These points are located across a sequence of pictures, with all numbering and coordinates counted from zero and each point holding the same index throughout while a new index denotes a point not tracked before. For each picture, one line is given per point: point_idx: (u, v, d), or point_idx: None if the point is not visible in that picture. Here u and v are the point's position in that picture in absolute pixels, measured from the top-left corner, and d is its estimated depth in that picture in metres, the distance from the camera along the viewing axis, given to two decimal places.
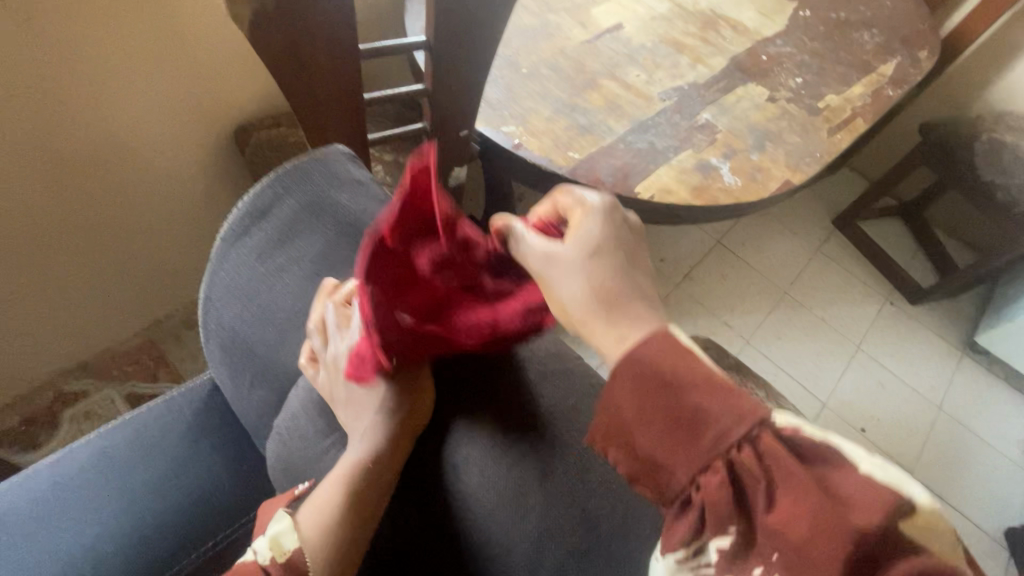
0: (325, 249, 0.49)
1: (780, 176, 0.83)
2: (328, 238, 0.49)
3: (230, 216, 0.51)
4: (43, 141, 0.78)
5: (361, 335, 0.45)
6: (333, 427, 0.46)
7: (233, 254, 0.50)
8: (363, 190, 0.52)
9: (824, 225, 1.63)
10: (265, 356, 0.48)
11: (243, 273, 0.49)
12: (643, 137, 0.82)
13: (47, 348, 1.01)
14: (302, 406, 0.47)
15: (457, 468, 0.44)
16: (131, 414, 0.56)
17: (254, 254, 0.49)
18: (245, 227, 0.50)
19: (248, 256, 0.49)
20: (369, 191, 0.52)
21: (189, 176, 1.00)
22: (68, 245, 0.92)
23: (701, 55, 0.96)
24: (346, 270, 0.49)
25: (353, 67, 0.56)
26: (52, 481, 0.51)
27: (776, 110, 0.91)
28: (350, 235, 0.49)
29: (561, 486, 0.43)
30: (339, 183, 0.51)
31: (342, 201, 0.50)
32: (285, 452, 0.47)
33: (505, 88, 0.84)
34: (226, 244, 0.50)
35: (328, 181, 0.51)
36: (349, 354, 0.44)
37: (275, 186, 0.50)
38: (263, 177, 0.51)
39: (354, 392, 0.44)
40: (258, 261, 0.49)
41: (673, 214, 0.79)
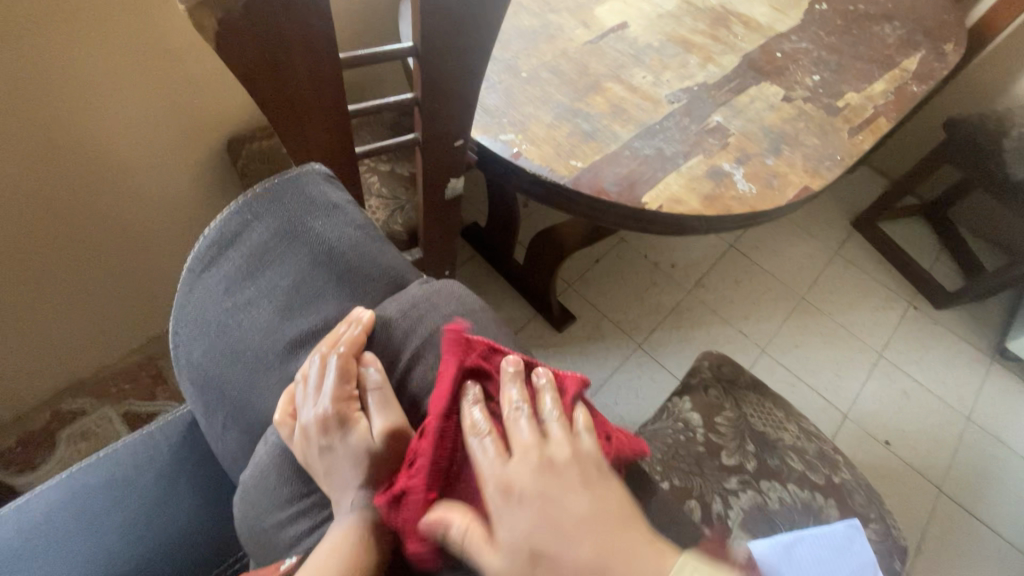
0: (299, 279, 0.46)
1: (798, 181, 0.78)
2: (302, 270, 0.46)
3: (198, 245, 0.48)
4: (30, 162, 0.76)
5: (335, 403, 0.41)
6: (309, 486, 0.43)
7: (201, 286, 0.46)
8: (338, 214, 0.49)
9: (842, 227, 1.57)
10: (237, 396, 0.45)
11: (212, 307, 0.46)
12: (650, 143, 0.77)
13: (43, 368, 1.00)
14: (275, 461, 0.43)
15: (437, 544, 0.39)
16: (105, 451, 0.53)
17: (222, 286, 0.46)
18: (213, 257, 0.47)
19: (217, 288, 0.46)
20: (344, 215, 0.49)
21: (182, 190, 0.98)
22: (60, 265, 0.90)
23: (712, 53, 0.91)
24: (321, 305, 0.46)
25: (334, 75, 0.52)
26: (19, 528, 0.48)
27: (793, 111, 0.86)
28: (326, 264, 0.46)
29: (548, 560, 0.38)
30: (313, 207, 0.48)
31: (316, 228, 0.47)
32: (258, 510, 0.43)
33: (504, 93, 0.79)
34: (193, 274, 0.47)
35: (301, 205, 0.48)
36: (323, 420, 0.41)
37: (245, 212, 0.47)
38: (231, 203, 0.48)
39: (329, 463, 0.41)
40: (228, 294, 0.46)
41: (683, 225, 0.75)
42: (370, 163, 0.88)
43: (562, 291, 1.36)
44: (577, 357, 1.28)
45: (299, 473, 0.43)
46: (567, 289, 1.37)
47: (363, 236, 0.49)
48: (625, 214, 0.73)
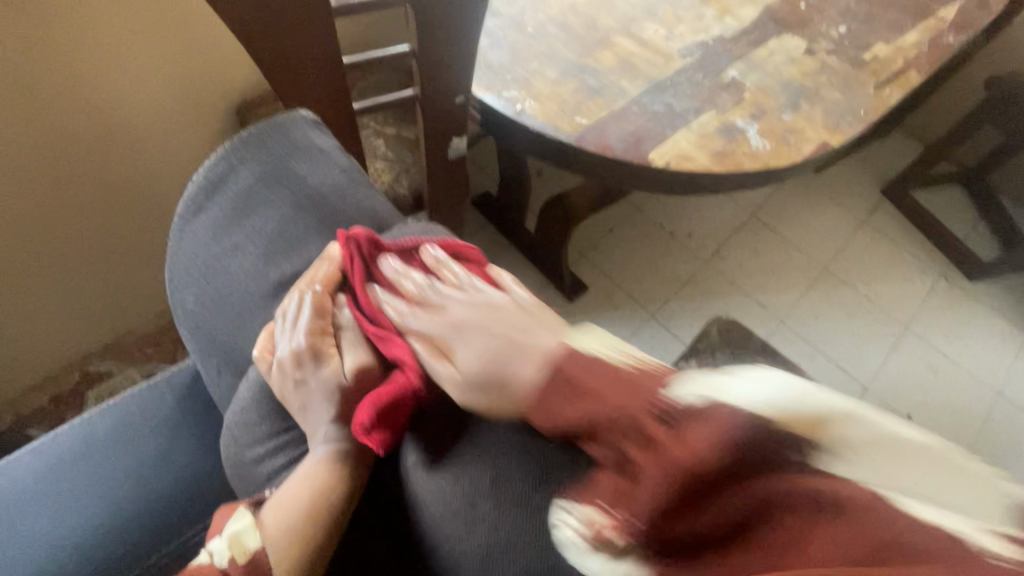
0: (283, 220, 0.49)
1: (816, 138, 0.74)
2: (285, 212, 0.50)
3: (186, 192, 0.51)
4: (47, 133, 0.77)
5: (308, 337, 0.46)
6: (289, 424, 0.47)
7: (190, 230, 0.50)
8: (321, 158, 0.52)
9: (870, 195, 1.50)
10: (225, 337, 0.48)
11: (200, 249, 0.49)
12: (659, 99, 0.74)
13: (68, 332, 1.04)
14: (254, 400, 0.47)
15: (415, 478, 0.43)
16: (114, 399, 0.56)
17: (211, 231, 0.49)
18: (201, 201, 0.50)
19: (204, 230, 0.49)
20: (328, 160, 0.52)
21: (193, 158, 0.99)
22: (81, 234, 0.92)
23: (730, 5, 0.87)
24: (306, 246, 0.49)
25: (326, 26, 0.52)
26: (33, 466, 0.51)
27: (814, 65, 0.81)
28: (308, 205, 0.50)
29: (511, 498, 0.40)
30: (297, 153, 0.52)
31: (299, 171, 0.51)
32: (238, 445, 0.47)
33: (508, 50, 0.77)
34: (183, 221, 0.50)
35: (285, 150, 0.51)
36: (296, 356, 0.45)
37: (230, 159, 0.51)
38: (218, 148, 0.52)
39: (304, 396, 0.45)
40: (214, 236, 0.49)
41: (690, 184, 0.72)
42: (375, 124, 0.87)
43: (574, 260, 1.35)
44: (588, 327, 1.27)
45: (278, 411, 0.47)
46: (579, 258, 1.35)
47: (346, 180, 0.52)
48: (631, 174, 0.71)
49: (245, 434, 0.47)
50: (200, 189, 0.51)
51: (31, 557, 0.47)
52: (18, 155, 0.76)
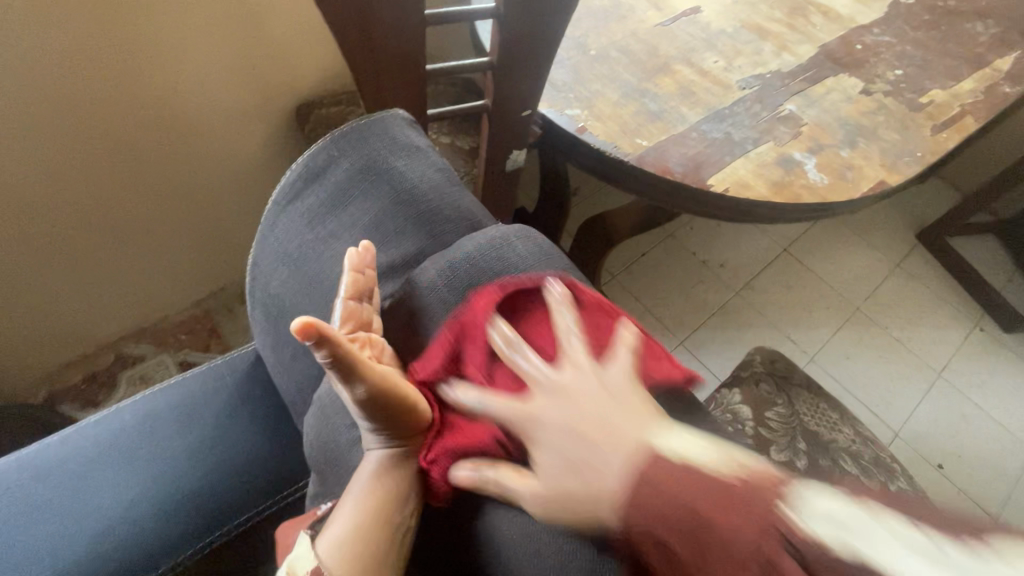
0: (379, 214, 0.51)
1: (874, 176, 0.74)
2: (381, 207, 0.51)
3: (285, 179, 0.53)
4: (105, 111, 0.79)
5: None
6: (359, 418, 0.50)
7: (285, 218, 0.52)
8: (418, 155, 0.54)
9: (905, 239, 1.49)
10: None
11: (294, 238, 0.52)
12: (719, 127, 0.76)
13: (109, 312, 1.06)
14: (332, 396, 0.50)
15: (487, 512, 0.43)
16: (179, 377, 0.57)
17: (306, 218, 0.52)
18: (300, 189, 0.52)
19: (301, 220, 0.52)
20: (425, 158, 0.54)
21: (248, 154, 1.01)
22: (135, 215, 0.95)
23: (788, 42, 0.88)
24: (401, 241, 0.51)
25: (419, 33, 0.54)
26: (96, 438, 0.51)
27: (871, 104, 0.82)
28: (404, 202, 0.51)
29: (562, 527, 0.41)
30: (396, 148, 0.53)
31: (397, 166, 0.52)
32: (320, 432, 0.51)
33: (571, 70, 0.79)
34: (278, 206, 0.53)
35: (385, 145, 0.53)
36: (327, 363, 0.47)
37: (330, 150, 0.53)
38: (321, 138, 0.53)
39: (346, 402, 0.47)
40: (309, 226, 0.52)
41: (747, 211, 0.73)
42: (432, 134, 0.89)
43: (606, 282, 1.35)
44: None
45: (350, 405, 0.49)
46: (611, 280, 1.35)
47: (442, 179, 0.54)
48: (687, 197, 0.72)
49: (325, 433, 0.50)
50: (299, 177, 0.53)
51: (86, 529, 0.48)
52: (79, 128, 0.79)
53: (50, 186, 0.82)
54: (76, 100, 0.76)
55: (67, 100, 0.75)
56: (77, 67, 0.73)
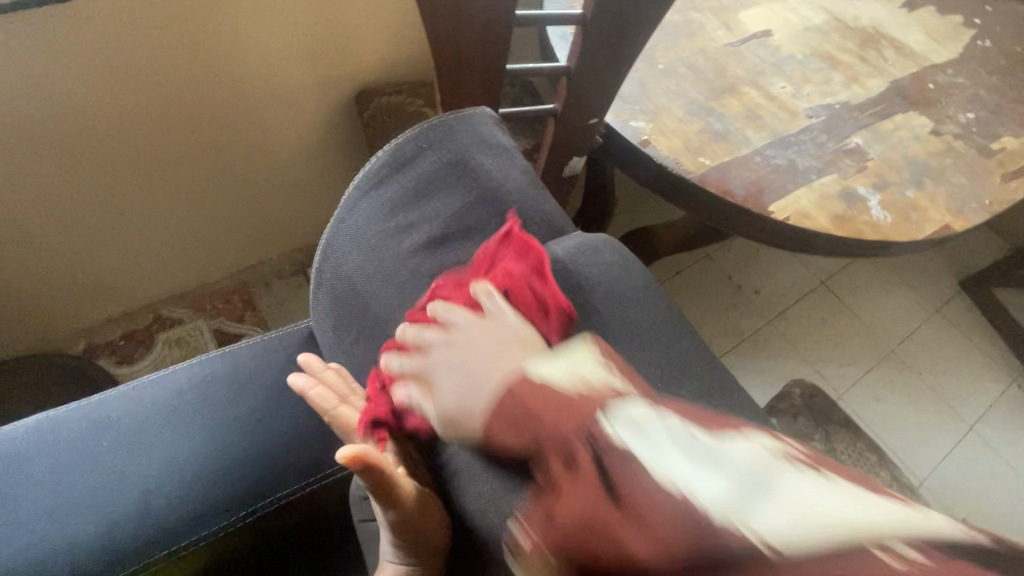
0: (462, 208, 0.52)
1: (939, 220, 0.73)
2: (464, 202, 0.53)
3: (369, 166, 0.55)
4: (177, 80, 0.82)
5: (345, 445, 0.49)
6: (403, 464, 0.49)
7: (367, 203, 0.54)
8: (503, 155, 0.55)
9: (947, 285, 1.46)
10: (375, 310, 0.52)
11: (374, 224, 0.53)
12: (783, 153, 0.75)
13: (154, 275, 1.09)
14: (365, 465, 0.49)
15: None
16: (229, 349, 0.59)
17: (387, 206, 0.53)
18: (385, 176, 0.54)
19: (382, 207, 0.53)
20: (509, 158, 0.56)
21: (303, 135, 1.03)
22: (190, 183, 0.97)
23: (858, 74, 0.87)
24: (480, 237, 0.52)
25: (506, 31, 0.55)
26: (154, 399, 0.54)
27: (940, 146, 0.80)
28: (488, 198, 0.53)
29: None
30: (482, 146, 0.55)
31: (483, 164, 0.54)
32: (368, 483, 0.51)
33: (638, 82, 0.79)
34: (360, 191, 0.55)
35: (473, 142, 0.54)
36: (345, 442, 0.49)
37: (418, 141, 0.54)
38: (408, 130, 0.55)
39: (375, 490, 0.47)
40: (389, 214, 0.53)
41: (804, 241, 0.72)
42: None
43: None
44: None
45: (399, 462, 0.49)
46: None
47: (525, 180, 0.55)
48: (746, 220, 0.72)
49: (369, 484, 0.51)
50: (384, 165, 0.54)
51: (137, 484, 0.50)
52: (149, 94, 0.81)
53: (117, 148, 0.85)
54: (151, 67, 0.78)
55: (143, 65, 0.77)
56: (155, 35, 0.75)
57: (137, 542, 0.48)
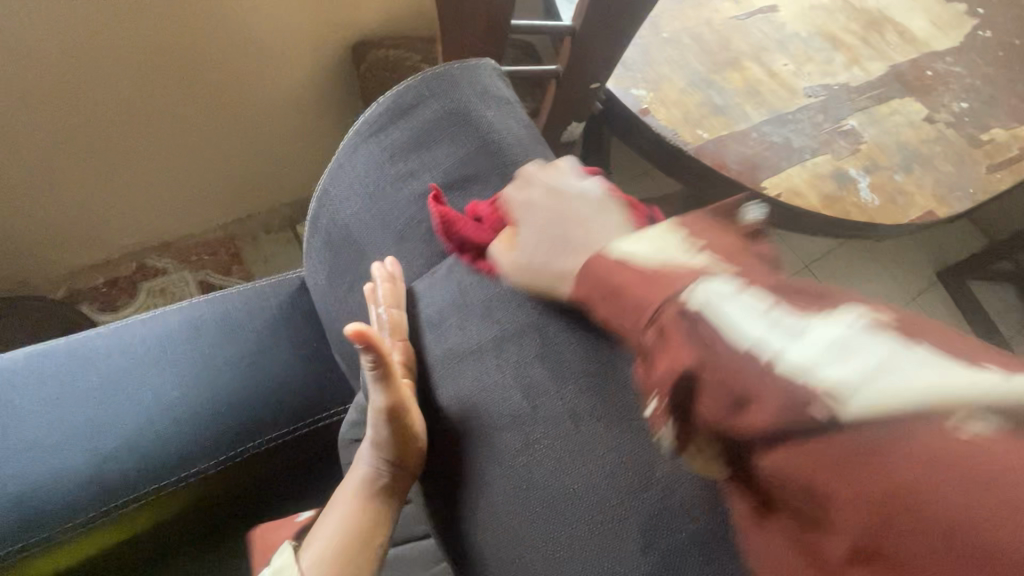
0: (461, 157, 0.52)
1: (923, 205, 0.74)
2: (463, 152, 0.52)
3: (370, 112, 0.55)
4: (167, 18, 0.78)
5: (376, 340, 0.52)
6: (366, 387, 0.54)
7: (365, 150, 0.54)
8: (505, 109, 0.54)
9: (925, 275, 1.50)
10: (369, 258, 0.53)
11: (371, 171, 0.53)
12: (780, 131, 0.75)
13: (139, 225, 1.07)
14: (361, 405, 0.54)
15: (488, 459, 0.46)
16: (220, 293, 0.60)
17: (386, 154, 0.53)
18: (385, 124, 0.54)
19: (380, 155, 0.53)
20: (511, 112, 0.55)
21: (296, 84, 1.00)
22: (178, 129, 0.94)
23: (859, 55, 0.87)
24: (477, 187, 0.51)
25: None
26: (145, 338, 0.55)
27: (932, 133, 0.81)
28: (488, 149, 0.52)
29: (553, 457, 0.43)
30: (485, 98, 0.54)
31: (485, 116, 0.53)
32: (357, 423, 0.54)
33: (641, 49, 0.78)
34: (359, 139, 0.54)
35: (475, 93, 0.53)
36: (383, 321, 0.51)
37: (420, 89, 0.53)
38: (409, 78, 0.54)
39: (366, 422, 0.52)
40: (388, 161, 0.53)
41: (793, 219, 0.73)
42: None
43: None
44: None
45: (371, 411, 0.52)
46: None
47: (526, 134, 0.54)
48: (739, 195, 0.73)
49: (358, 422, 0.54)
50: (384, 112, 0.54)
51: (129, 419, 0.52)
52: (137, 31, 0.77)
53: (101, 91, 0.82)
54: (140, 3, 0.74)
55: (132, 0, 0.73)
56: None
57: (131, 473, 0.50)
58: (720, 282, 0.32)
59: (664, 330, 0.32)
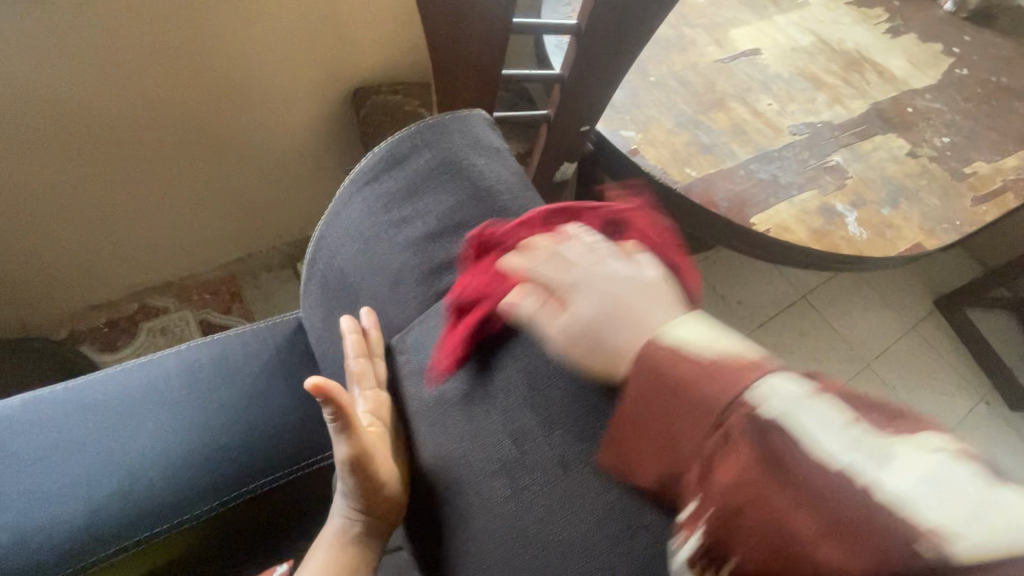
0: (452, 204, 0.53)
1: (911, 238, 0.76)
2: (455, 200, 0.53)
3: (366, 162, 0.57)
4: (173, 67, 0.82)
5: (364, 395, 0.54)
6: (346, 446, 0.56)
7: (362, 197, 0.56)
8: (496, 157, 0.56)
9: (922, 303, 1.50)
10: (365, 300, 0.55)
11: (367, 218, 0.55)
12: (766, 168, 0.77)
13: (142, 265, 1.09)
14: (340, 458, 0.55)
15: (473, 508, 0.45)
16: (219, 335, 0.61)
17: (381, 201, 0.55)
18: (380, 173, 0.56)
19: (376, 202, 0.55)
20: (502, 159, 0.56)
21: (298, 128, 1.03)
22: (184, 173, 0.98)
23: (841, 94, 0.90)
24: (469, 234, 0.53)
25: (502, 37, 0.57)
26: (143, 380, 0.56)
27: (916, 167, 0.84)
28: (477, 196, 0.53)
29: (538, 503, 0.42)
30: (476, 147, 0.56)
31: (476, 164, 0.54)
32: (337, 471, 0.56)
33: (629, 92, 0.81)
34: (356, 186, 0.57)
35: (467, 142, 0.55)
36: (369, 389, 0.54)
37: (414, 139, 0.55)
38: (404, 128, 0.56)
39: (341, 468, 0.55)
40: (382, 208, 0.55)
41: (783, 253, 0.75)
42: None
43: None
44: None
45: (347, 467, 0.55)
46: None
47: (516, 180, 0.55)
48: (729, 231, 0.74)
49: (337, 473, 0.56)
50: (379, 161, 0.56)
51: (124, 462, 0.52)
52: (146, 80, 0.81)
53: (108, 136, 0.85)
54: (148, 54, 0.78)
55: (140, 51, 0.77)
56: (156, 24, 0.76)
57: (122, 519, 0.50)
58: (790, 385, 0.31)
59: (730, 436, 0.31)
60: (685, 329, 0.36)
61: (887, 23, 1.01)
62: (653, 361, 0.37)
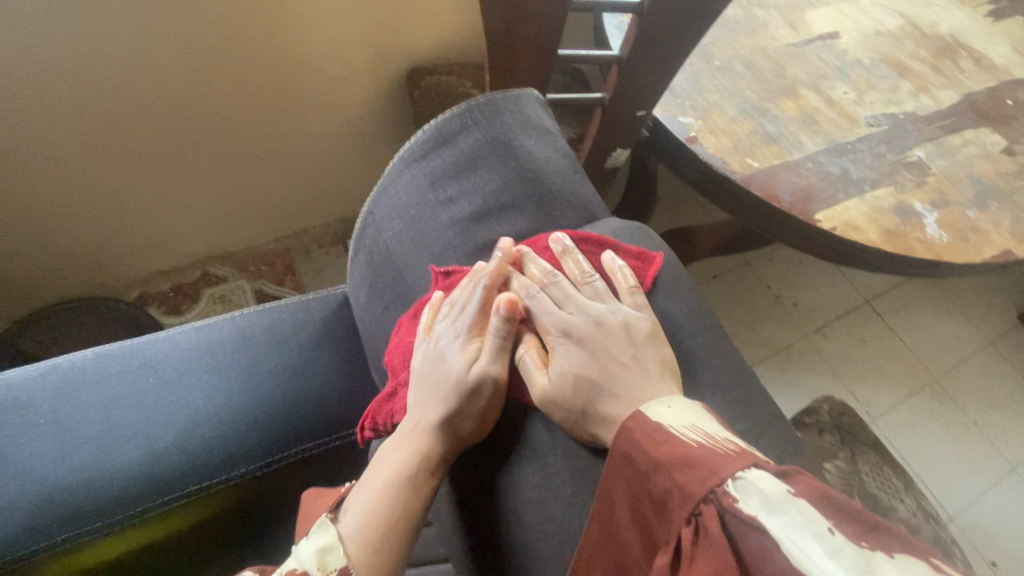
0: (503, 183, 0.54)
1: (1000, 243, 0.69)
2: (505, 179, 0.54)
3: (413, 138, 0.57)
4: (240, 48, 0.84)
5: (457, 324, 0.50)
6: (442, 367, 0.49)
7: (410, 174, 0.56)
8: (545, 137, 0.57)
9: (1005, 317, 1.37)
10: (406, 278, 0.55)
11: (414, 195, 0.55)
12: (837, 161, 0.72)
13: (206, 235, 1.15)
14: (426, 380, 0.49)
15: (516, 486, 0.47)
16: (270, 305, 0.63)
17: (428, 179, 0.55)
18: (428, 150, 0.56)
19: (424, 180, 0.55)
20: (550, 139, 0.58)
21: (353, 108, 1.05)
22: (246, 149, 1.02)
23: (929, 84, 0.82)
24: (519, 215, 0.54)
25: (559, 15, 0.55)
26: (199, 343, 0.59)
27: (1012, 166, 0.75)
28: (528, 177, 0.54)
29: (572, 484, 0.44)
30: (526, 127, 0.57)
31: (527, 144, 0.56)
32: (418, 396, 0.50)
33: (691, 77, 0.77)
34: (403, 163, 0.57)
35: (517, 122, 0.56)
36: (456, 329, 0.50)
37: (464, 117, 0.56)
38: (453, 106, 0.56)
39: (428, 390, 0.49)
40: (430, 185, 0.55)
41: (849, 253, 0.70)
42: None
43: None
44: None
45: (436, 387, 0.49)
46: None
47: (564, 161, 0.57)
48: (791, 228, 0.70)
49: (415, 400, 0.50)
50: (428, 138, 0.56)
51: (179, 419, 0.55)
52: (214, 60, 0.84)
53: (178, 113, 0.89)
54: (217, 36, 0.81)
55: (210, 33, 0.80)
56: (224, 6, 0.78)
57: (175, 473, 0.53)
58: (770, 482, 0.32)
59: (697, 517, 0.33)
60: (758, 485, 0.32)
61: (990, 5, 0.91)
62: (708, 445, 0.36)
